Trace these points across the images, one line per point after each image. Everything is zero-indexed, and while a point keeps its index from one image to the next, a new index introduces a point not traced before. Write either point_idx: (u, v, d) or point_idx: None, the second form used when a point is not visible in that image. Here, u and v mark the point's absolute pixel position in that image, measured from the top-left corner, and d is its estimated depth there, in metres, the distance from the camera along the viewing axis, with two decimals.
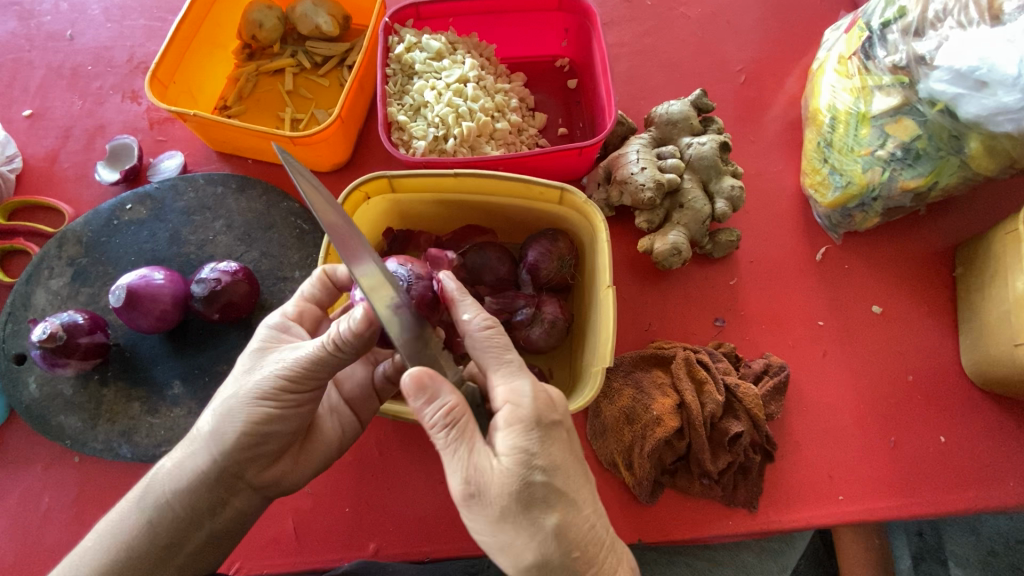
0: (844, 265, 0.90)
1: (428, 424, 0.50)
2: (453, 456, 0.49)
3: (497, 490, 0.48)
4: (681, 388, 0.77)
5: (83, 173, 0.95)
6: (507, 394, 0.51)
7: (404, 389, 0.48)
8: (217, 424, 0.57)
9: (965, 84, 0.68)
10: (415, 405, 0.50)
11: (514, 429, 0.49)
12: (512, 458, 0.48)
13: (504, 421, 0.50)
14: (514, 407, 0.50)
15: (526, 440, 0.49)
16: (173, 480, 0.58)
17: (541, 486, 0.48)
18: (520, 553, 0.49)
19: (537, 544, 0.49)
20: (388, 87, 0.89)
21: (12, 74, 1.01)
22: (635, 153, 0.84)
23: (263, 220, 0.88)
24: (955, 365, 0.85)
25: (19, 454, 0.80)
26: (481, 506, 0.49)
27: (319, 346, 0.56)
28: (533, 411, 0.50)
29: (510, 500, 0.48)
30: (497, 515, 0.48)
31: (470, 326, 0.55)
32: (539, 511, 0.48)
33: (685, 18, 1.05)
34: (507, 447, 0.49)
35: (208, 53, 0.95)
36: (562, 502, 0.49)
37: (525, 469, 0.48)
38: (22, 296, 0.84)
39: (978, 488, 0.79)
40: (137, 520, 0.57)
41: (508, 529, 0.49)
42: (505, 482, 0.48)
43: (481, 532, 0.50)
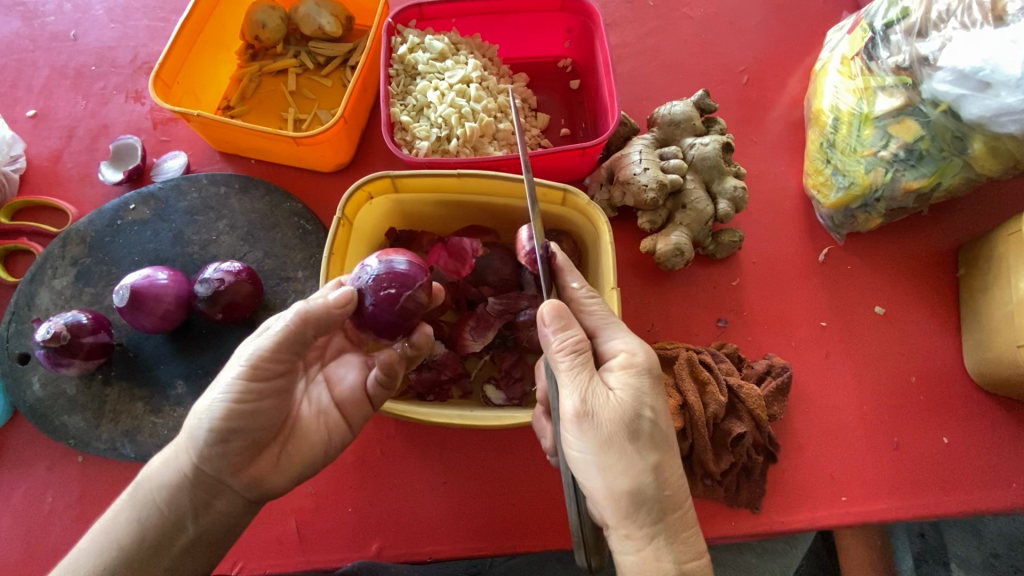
0: (847, 266, 0.89)
1: (554, 352, 0.57)
2: (575, 378, 0.56)
3: (610, 415, 0.54)
4: (684, 389, 0.77)
5: (86, 173, 0.95)
6: (621, 346, 0.60)
7: (545, 313, 0.57)
8: (192, 420, 0.58)
9: (968, 85, 0.68)
10: (545, 332, 0.58)
11: (625, 371, 0.57)
12: (626, 391, 0.55)
13: (618, 364, 0.58)
14: (630, 354, 0.58)
15: (639, 381, 0.57)
16: (157, 480, 0.59)
17: (649, 422, 0.55)
18: (618, 476, 0.53)
19: (638, 470, 0.53)
20: (391, 87, 0.89)
21: (16, 74, 1.01)
22: (638, 153, 0.84)
23: (266, 220, 0.88)
24: (958, 366, 0.85)
25: (23, 453, 0.80)
26: (593, 426, 0.54)
27: (283, 326, 0.58)
28: (644, 360, 0.58)
29: (621, 425, 0.54)
30: (605, 438, 0.53)
31: (579, 293, 0.63)
32: (644, 443, 0.54)
33: (687, 18, 1.05)
34: (620, 383, 0.56)
35: (212, 53, 0.95)
36: (662, 444, 0.55)
37: (636, 402, 0.55)
38: (26, 296, 0.85)
39: (981, 489, 0.79)
40: (124, 520, 0.58)
41: (611, 452, 0.53)
42: (619, 408, 0.54)
43: (583, 452, 0.54)
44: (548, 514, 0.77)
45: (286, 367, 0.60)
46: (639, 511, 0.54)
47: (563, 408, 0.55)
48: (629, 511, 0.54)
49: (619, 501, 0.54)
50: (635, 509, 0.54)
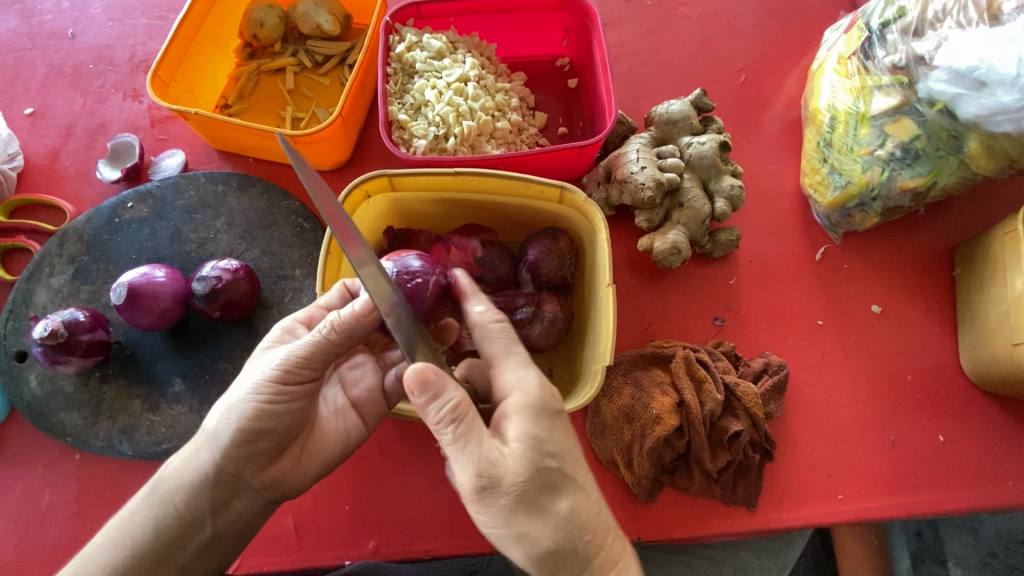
0: (843, 265, 0.90)
1: (434, 424, 0.51)
2: (463, 450, 0.50)
3: (511, 479, 0.50)
4: (680, 387, 0.78)
5: (84, 171, 0.95)
6: (515, 384, 0.54)
7: (408, 383, 0.49)
8: (216, 422, 0.58)
9: (964, 84, 0.68)
10: (418, 403, 0.50)
11: (523, 418, 0.52)
12: (524, 446, 0.51)
13: (513, 411, 0.53)
14: (522, 397, 0.53)
15: (535, 428, 0.52)
16: (176, 479, 0.59)
17: (554, 471, 0.51)
18: (535, 540, 0.51)
19: (552, 530, 0.51)
20: (389, 86, 0.89)
21: (14, 72, 1.01)
22: (635, 152, 0.84)
23: (264, 219, 0.89)
24: (955, 364, 0.85)
25: (20, 451, 0.80)
26: (496, 497, 0.50)
27: (319, 336, 0.59)
28: (539, 399, 0.53)
29: (525, 486, 0.50)
30: (510, 504, 0.50)
31: (481, 319, 0.59)
32: (551, 498, 0.51)
33: (685, 18, 1.05)
34: (518, 437, 0.51)
35: (209, 51, 0.95)
36: (570, 487, 0.52)
37: (536, 454, 0.51)
38: (23, 293, 0.85)
39: (977, 487, 0.79)
40: (141, 518, 0.57)
41: (520, 519, 0.50)
42: (519, 469, 0.50)
43: (492, 524, 0.51)
44: None
45: (316, 374, 0.61)
46: (561, 567, 0.52)
47: (461, 482, 0.51)
48: (552, 569, 0.52)
49: (539, 564, 0.51)
50: (557, 566, 0.52)
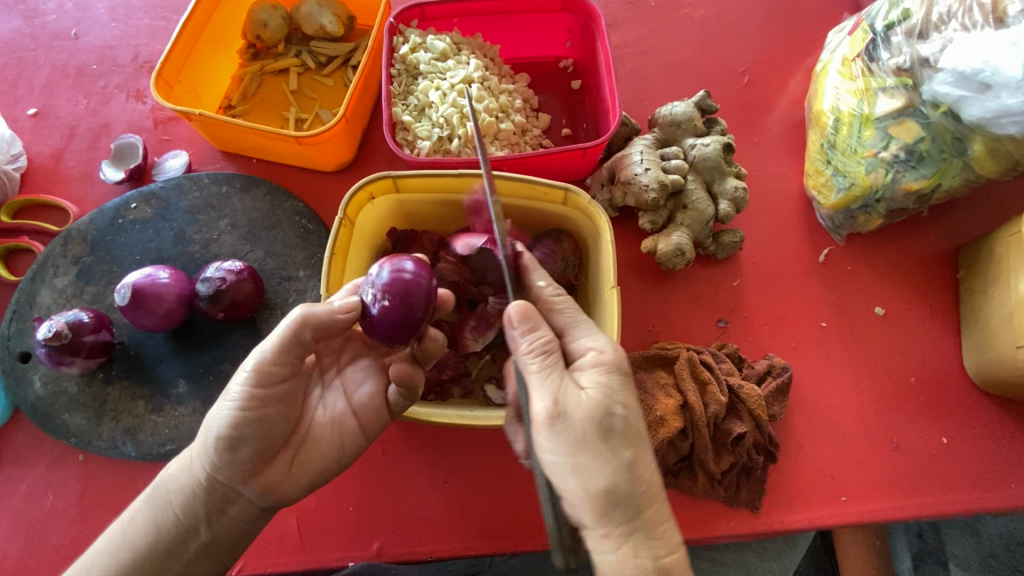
0: (847, 267, 0.90)
1: (525, 354, 0.55)
2: (547, 380, 0.53)
3: (584, 414, 0.51)
4: (684, 389, 0.78)
5: (87, 171, 0.95)
6: (589, 343, 0.57)
7: (511, 314, 0.55)
8: (202, 430, 0.59)
9: (968, 87, 0.68)
10: (512, 335, 0.56)
11: (596, 370, 0.55)
12: (598, 391, 0.53)
13: (589, 362, 0.55)
14: (599, 352, 0.56)
15: (610, 379, 0.54)
16: (171, 489, 0.60)
17: (622, 420, 0.53)
18: (594, 477, 0.51)
19: (613, 470, 0.51)
20: (393, 87, 0.89)
21: (17, 73, 1.01)
22: (639, 153, 0.84)
23: (268, 220, 0.89)
24: (957, 366, 0.85)
25: (24, 451, 0.80)
26: (565, 428, 0.51)
27: (282, 333, 0.58)
28: (614, 358, 0.56)
29: (596, 424, 0.51)
30: (579, 437, 0.51)
31: (543, 292, 0.61)
32: (617, 441, 0.52)
33: (688, 19, 1.05)
34: (593, 383, 0.54)
35: (213, 52, 0.95)
36: (636, 439, 0.53)
37: (609, 400, 0.53)
38: (27, 294, 0.85)
39: (980, 489, 0.79)
40: (139, 526, 0.59)
41: (586, 453, 0.51)
42: (592, 408, 0.52)
43: (556, 456, 0.52)
44: None
45: (290, 373, 0.60)
46: (614, 512, 0.51)
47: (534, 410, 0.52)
48: (605, 511, 0.51)
49: (592, 503, 0.51)
50: (610, 509, 0.51)
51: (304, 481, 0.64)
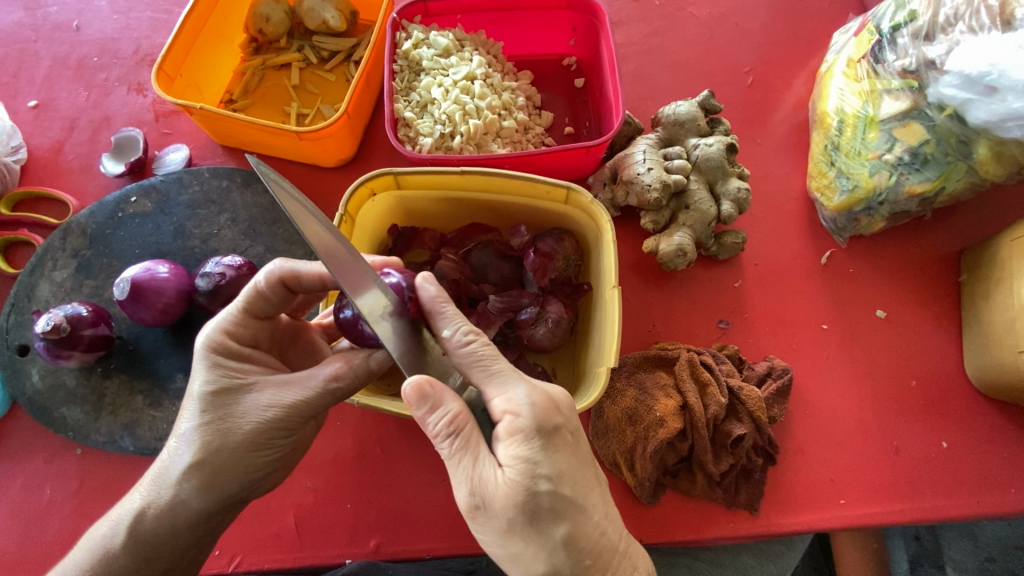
0: (849, 269, 0.89)
1: (433, 438, 0.52)
2: (457, 468, 0.51)
3: (502, 502, 0.50)
4: (684, 390, 0.77)
5: (87, 164, 0.94)
6: (505, 404, 0.51)
7: (406, 399, 0.49)
8: (203, 477, 0.55)
9: (974, 90, 0.68)
10: (416, 416, 0.51)
11: (514, 441, 0.50)
12: (514, 472, 0.50)
13: (505, 431, 0.50)
14: (512, 420, 0.50)
15: (526, 452, 0.50)
16: (159, 525, 0.56)
17: (546, 497, 0.50)
18: (530, 561, 0.51)
19: (548, 555, 0.51)
20: (395, 83, 0.88)
21: (18, 65, 1.00)
22: (642, 153, 0.83)
23: (268, 215, 0.88)
24: (958, 370, 0.85)
25: (21, 445, 0.80)
26: (488, 516, 0.51)
27: (318, 392, 0.56)
28: (532, 421, 0.50)
29: (516, 512, 0.50)
30: (504, 525, 0.51)
31: (450, 343, 0.54)
32: (542, 524, 0.50)
33: (693, 18, 1.04)
34: (509, 461, 0.50)
35: (215, 46, 0.95)
36: (566, 512, 0.51)
37: (528, 479, 0.49)
38: (26, 287, 0.84)
39: (980, 494, 0.79)
40: (134, 562, 0.56)
41: (514, 539, 0.51)
42: (509, 494, 0.50)
43: (491, 540, 0.53)
44: None
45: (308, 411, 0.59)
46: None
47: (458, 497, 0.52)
48: None
49: None
50: None
51: (289, 470, 0.69)
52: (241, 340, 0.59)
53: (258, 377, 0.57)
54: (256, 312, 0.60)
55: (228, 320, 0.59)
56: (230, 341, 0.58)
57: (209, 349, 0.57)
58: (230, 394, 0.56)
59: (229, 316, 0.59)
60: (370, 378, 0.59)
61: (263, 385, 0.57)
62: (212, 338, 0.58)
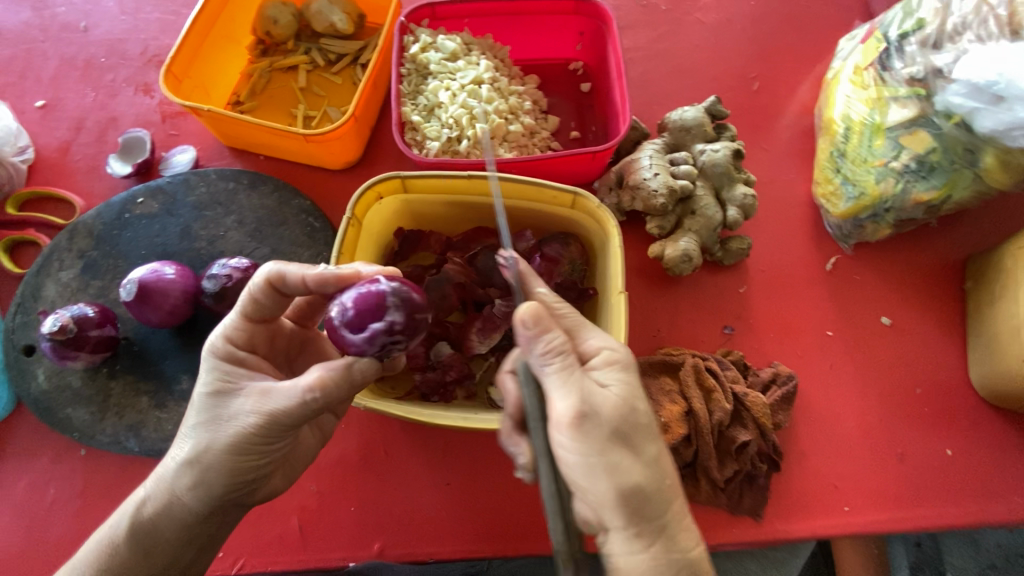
0: (854, 275, 0.89)
1: (540, 356, 0.54)
2: (567, 381, 0.53)
3: (610, 411, 0.53)
4: (689, 396, 0.77)
5: (95, 165, 0.95)
6: (600, 342, 0.59)
7: (523, 315, 0.54)
8: (195, 476, 0.56)
9: (981, 99, 0.68)
10: (522, 336, 0.55)
11: (613, 366, 0.57)
12: (619, 386, 0.55)
13: (604, 361, 0.57)
14: (611, 351, 0.58)
15: (626, 374, 0.57)
16: (155, 524, 0.57)
17: (642, 415, 0.55)
18: (627, 474, 0.52)
19: (641, 468, 0.53)
20: (402, 87, 0.89)
21: (25, 65, 1.00)
22: (648, 158, 0.83)
23: (274, 217, 0.88)
24: (963, 377, 0.85)
25: (25, 445, 0.80)
26: (593, 427, 0.52)
27: (299, 399, 0.55)
28: (624, 354, 0.58)
29: (619, 421, 0.53)
30: (608, 434, 0.52)
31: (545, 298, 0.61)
32: (640, 438, 0.54)
33: (699, 24, 1.05)
34: (610, 380, 0.56)
35: (222, 48, 0.95)
36: (653, 435, 0.56)
37: (631, 395, 0.55)
38: (32, 287, 0.84)
39: (984, 501, 0.79)
40: (131, 558, 0.56)
41: (614, 450, 0.52)
42: (615, 405, 0.53)
43: (584, 456, 0.52)
44: None
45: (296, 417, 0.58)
46: (643, 510, 0.53)
47: (557, 415, 0.52)
48: (634, 512, 0.53)
49: (625, 506, 0.52)
50: (640, 508, 0.53)
51: (290, 478, 0.69)
52: (240, 346, 0.60)
53: (249, 382, 0.57)
54: (252, 315, 0.60)
55: (228, 326, 0.60)
56: (230, 346, 0.59)
57: (211, 353, 0.58)
58: (222, 397, 0.56)
59: (231, 322, 0.60)
60: (358, 385, 0.57)
61: (249, 391, 0.56)
62: (213, 342, 0.59)
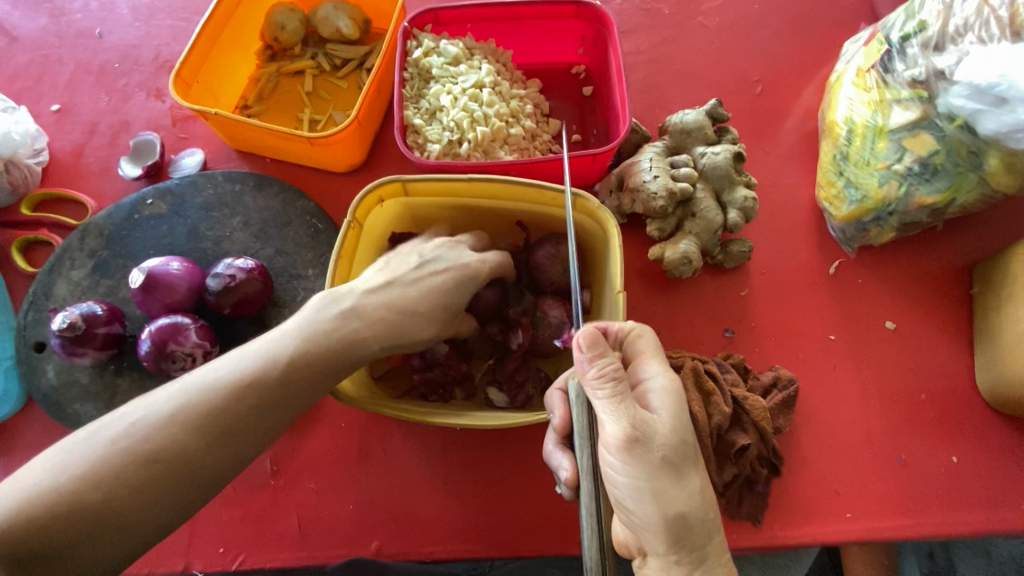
0: (858, 279, 0.89)
1: (593, 381, 0.56)
2: (619, 406, 0.55)
3: (662, 440, 0.55)
4: (688, 399, 0.76)
5: (106, 167, 0.97)
6: (657, 371, 0.60)
7: (581, 340, 0.56)
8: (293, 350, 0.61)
9: (984, 101, 0.67)
10: (580, 358, 0.57)
11: (667, 396, 0.58)
12: (669, 412, 0.57)
13: (658, 389, 0.59)
14: (666, 380, 0.59)
15: (677, 401, 0.58)
16: (157, 454, 0.55)
17: (691, 445, 0.57)
18: (671, 501, 0.54)
19: (686, 497, 0.55)
20: (405, 91, 0.90)
21: (42, 70, 1.03)
22: (648, 161, 0.84)
23: (279, 219, 0.90)
24: (970, 383, 0.84)
25: (34, 439, 0.82)
26: (644, 452, 0.54)
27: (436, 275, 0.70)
28: (677, 384, 0.60)
29: (671, 449, 0.55)
30: (657, 460, 0.54)
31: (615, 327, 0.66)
32: (688, 468, 0.56)
33: (703, 27, 1.05)
34: (663, 406, 0.58)
35: (231, 53, 0.97)
36: (700, 464, 0.57)
37: (681, 425, 0.57)
38: (44, 286, 0.86)
39: (991, 510, 0.78)
40: (67, 512, 0.51)
41: (662, 476, 0.54)
42: (666, 433, 0.55)
43: (631, 478, 0.54)
44: (550, 515, 0.78)
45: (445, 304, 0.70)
46: (683, 537, 0.55)
47: (609, 436, 0.55)
48: (676, 537, 0.54)
49: (668, 530, 0.54)
50: (681, 535, 0.55)
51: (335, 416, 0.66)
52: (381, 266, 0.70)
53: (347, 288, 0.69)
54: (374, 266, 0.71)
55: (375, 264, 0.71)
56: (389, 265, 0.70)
57: (385, 291, 0.67)
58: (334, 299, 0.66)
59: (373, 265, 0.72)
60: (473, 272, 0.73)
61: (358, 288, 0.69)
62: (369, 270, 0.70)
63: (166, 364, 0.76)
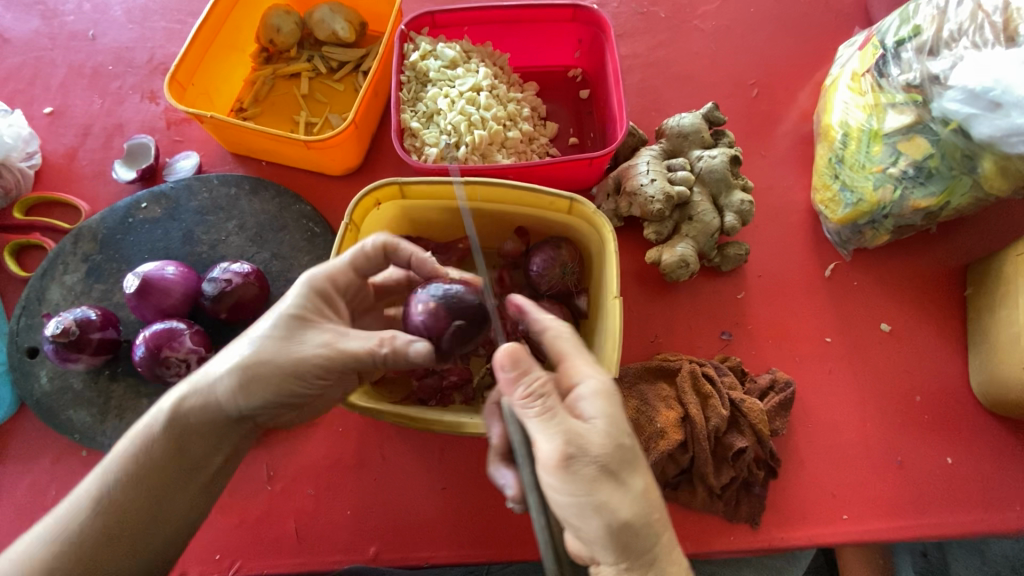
0: (853, 281, 0.89)
1: (520, 400, 0.54)
2: (549, 422, 0.53)
3: (598, 449, 0.52)
4: (686, 401, 0.77)
5: (100, 170, 0.96)
6: (588, 373, 0.58)
7: (500, 359, 0.54)
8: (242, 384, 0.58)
9: (978, 105, 0.68)
10: (505, 376, 0.55)
11: (601, 399, 0.56)
12: (603, 419, 0.54)
13: (590, 394, 0.56)
14: (597, 382, 0.57)
15: (611, 404, 0.56)
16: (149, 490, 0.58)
17: (629, 449, 0.54)
18: (614, 511, 0.53)
19: (630, 504, 0.53)
20: (402, 94, 0.90)
21: (34, 72, 1.02)
22: (645, 164, 0.84)
23: (275, 222, 0.89)
24: (964, 384, 0.84)
25: (27, 446, 0.81)
26: (580, 467, 0.52)
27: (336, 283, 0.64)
28: (610, 385, 0.57)
29: (608, 458, 0.53)
30: (595, 473, 0.52)
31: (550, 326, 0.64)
32: (628, 474, 0.54)
33: (699, 30, 1.05)
34: (597, 411, 0.55)
35: (226, 56, 0.96)
36: (641, 463, 0.56)
37: (615, 430, 0.54)
38: (36, 291, 0.85)
39: (985, 510, 0.79)
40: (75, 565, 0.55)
41: (601, 487, 0.52)
42: (601, 441, 0.53)
43: (570, 494, 0.52)
44: None
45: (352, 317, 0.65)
46: (630, 544, 0.54)
47: (544, 455, 0.52)
48: (624, 545, 0.54)
49: (615, 539, 0.54)
50: (628, 542, 0.54)
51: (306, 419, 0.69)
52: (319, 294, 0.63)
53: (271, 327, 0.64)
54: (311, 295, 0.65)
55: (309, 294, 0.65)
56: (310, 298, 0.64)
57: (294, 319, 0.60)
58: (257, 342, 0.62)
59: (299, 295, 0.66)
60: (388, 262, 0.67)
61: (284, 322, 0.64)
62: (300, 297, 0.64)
63: (161, 370, 0.75)
